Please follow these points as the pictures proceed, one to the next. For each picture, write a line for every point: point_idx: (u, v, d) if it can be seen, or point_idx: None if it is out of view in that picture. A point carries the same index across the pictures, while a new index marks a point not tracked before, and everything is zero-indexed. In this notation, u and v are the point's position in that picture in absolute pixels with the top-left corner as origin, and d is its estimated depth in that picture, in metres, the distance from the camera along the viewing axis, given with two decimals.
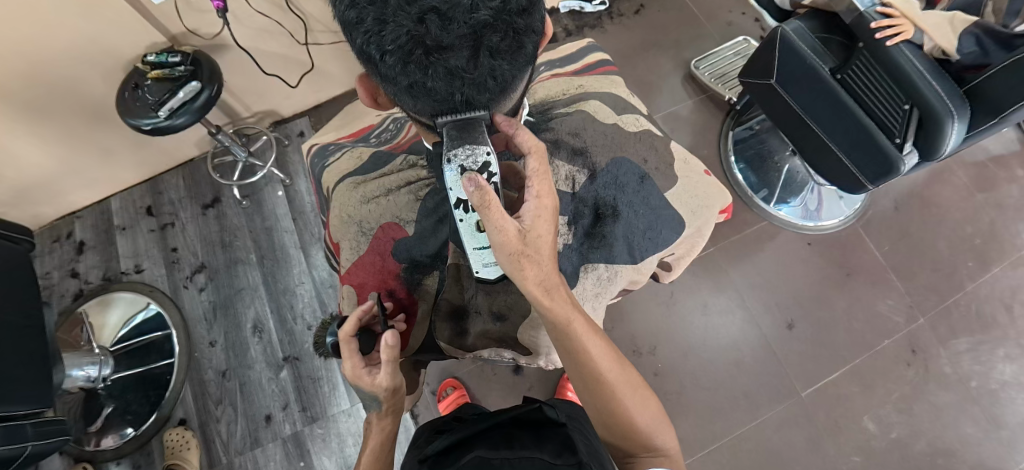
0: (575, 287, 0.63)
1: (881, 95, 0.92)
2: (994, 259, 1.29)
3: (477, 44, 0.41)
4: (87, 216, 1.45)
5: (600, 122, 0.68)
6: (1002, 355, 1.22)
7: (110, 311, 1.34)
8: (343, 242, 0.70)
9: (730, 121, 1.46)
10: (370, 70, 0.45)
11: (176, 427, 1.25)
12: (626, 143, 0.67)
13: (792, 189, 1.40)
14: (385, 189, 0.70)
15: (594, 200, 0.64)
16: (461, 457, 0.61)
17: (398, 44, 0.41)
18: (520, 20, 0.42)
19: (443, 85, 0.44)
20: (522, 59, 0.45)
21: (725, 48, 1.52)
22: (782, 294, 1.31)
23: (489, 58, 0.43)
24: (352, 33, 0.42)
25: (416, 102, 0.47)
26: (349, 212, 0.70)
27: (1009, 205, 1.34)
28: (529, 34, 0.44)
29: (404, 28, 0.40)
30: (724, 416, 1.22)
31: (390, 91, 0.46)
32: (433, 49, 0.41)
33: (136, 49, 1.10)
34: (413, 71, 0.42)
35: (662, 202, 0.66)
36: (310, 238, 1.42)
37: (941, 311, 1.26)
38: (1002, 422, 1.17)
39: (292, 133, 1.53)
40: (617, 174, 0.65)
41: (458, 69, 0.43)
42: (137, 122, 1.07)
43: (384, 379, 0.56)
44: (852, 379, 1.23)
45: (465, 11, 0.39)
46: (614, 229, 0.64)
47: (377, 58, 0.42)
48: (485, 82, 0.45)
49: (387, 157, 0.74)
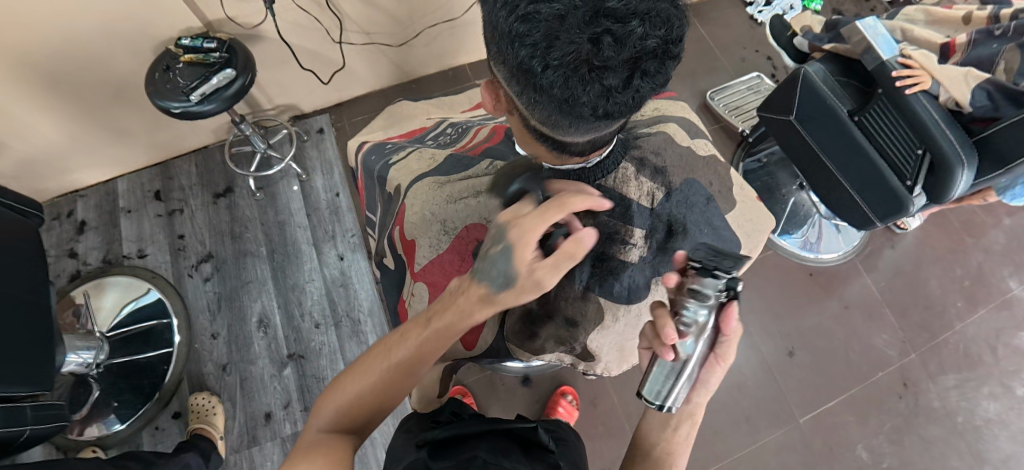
0: (644, 299, 0.70)
1: (895, 140, 0.97)
2: (982, 300, 1.37)
3: (636, 67, 0.45)
4: (91, 195, 1.41)
5: (678, 144, 0.73)
6: (986, 392, 1.28)
7: (107, 295, 1.29)
8: (419, 239, 0.72)
9: (742, 152, 1.52)
10: (520, 81, 0.49)
11: (201, 392, 1.23)
12: (697, 166, 0.73)
13: (796, 222, 1.46)
14: (472, 190, 0.72)
15: (667, 216, 0.68)
16: (461, 454, 0.58)
17: (565, 60, 0.44)
18: (674, 48, 0.47)
19: (592, 100, 0.47)
20: (661, 81, 0.50)
21: (740, 82, 1.59)
22: (784, 322, 1.36)
23: (639, 80, 0.47)
24: (515, 45, 0.45)
25: (556, 114, 0.50)
26: (433, 210, 0.72)
27: (994, 250, 1.42)
28: (672, 62, 0.48)
29: (574, 46, 0.43)
30: (726, 437, 1.25)
31: (535, 100, 0.50)
32: (597, 68, 0.45)
33: (171, 32, 1.09)
34: (570, 85, 0.46)
35: (724, 223, 0.72)
36: (324, 235, 1.40)
37: (932, 347, 1.33)
38: (986, 457, 1.23)
39: (312, 130, 1.52)
40: (688, 193, 0.70)
41: (613, 88, 0.46)
42: (166, 105, 1.05)
43: (540, 271, 0.52)
44: (848, 408, 1.27)
45: (636, 38, 0.43)
46: (683, 247, 0.68)
47: (538, 70, 0.46)
48: (626, 102, 0.49)
49: (468, 160, 0.78)
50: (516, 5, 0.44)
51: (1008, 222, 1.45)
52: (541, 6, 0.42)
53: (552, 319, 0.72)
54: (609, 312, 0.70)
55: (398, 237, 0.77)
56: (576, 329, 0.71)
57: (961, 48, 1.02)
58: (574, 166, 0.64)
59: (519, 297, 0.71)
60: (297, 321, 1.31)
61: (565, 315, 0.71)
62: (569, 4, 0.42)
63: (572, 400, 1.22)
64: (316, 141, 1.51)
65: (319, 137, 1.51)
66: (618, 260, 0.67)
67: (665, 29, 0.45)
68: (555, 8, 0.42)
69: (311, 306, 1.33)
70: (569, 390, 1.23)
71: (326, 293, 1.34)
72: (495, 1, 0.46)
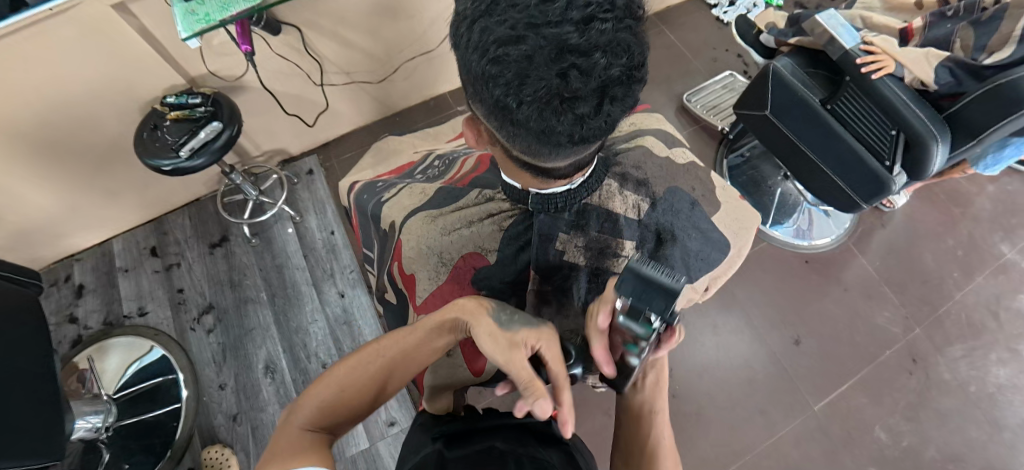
0: None
1: (869, 123, 1.00)
2: (977, 268, 1.38)
3: (604, 95, 0.48)
4: (87, 258, 1.41)
5: (657, 156, 0.79)
6: (994, 359, 1.29)
7: (111, 357, 1.29)
8: (418, 272, 0.76)
9: (724, 149, 1.56)
10: (497, 117, 0.52)
11: (214, 445, 1.22)
12: (676, 175, 0.78)
13: (785, 211, 1.48)
14: (464, 221, 0.75)
15: (655, 226, 0.73)
16: (481, 439, 0.54)
17: (537, 95, 0.47)
18: (638, 73, 0.49)
19: (567, 128, 0.50)
20: (630, 104, 0.52)
21: (714, 82, 1.63)
22: (786, 311, 1.37)
23: (609, 105, 0.49)
24: (489, 85, 0.48)
25: (534, 144, 0.53)
26: (428, 243, 0.76)
27: (982, 218, 1.44)
28: (639, 84, 0.51)
29: (544, 82, 0.46)
30: (744, 433, 1.24)
31: (513, 133, 0.52)
32: (567, 100, 0.47)
33: (155, 91, 1.12)
34: (545, 117, 0.48)
35: (709, 224, 0.77)
36: (322, 274, 1.41)
37: (935, 320, 1.33)
38: (1003, 424, 1.23)
39: (301, 172, 1.54)
40: (672, 201, 0.75)
41: (585, 115, 0.49)
42: (157, 163, 1.06)
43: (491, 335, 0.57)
44: (860, 391, 1.28)
45: (601, 69, 0.46)
46: (673, 253, 0.73)
47: (513, 107, 0.48)
48: (599, 126, 0.51)
49: (459, 191, 0.80)
50: (486, 49, 0.46)
51: (991, 188, 1.48)
52: (510, 49, 0.45)
53: None
54: None
55: (398, 273, 0.80)
56: None
57: (919, 31, 1.07)
58: (561, 190, 0.67)
59: None
60: (303, 363, 1.31)
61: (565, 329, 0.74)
62: (534, 45, 0.44)
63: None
64: (307, 182, 1.53)
65: (309, 179, 1.53)
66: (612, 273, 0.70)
67: (627, 56, 0.47)
68: (523, 50, 0.45)
69: (316, 347, 1.33)
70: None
71: (330, 332, 1.34)
72: (466, 46, 0.49)
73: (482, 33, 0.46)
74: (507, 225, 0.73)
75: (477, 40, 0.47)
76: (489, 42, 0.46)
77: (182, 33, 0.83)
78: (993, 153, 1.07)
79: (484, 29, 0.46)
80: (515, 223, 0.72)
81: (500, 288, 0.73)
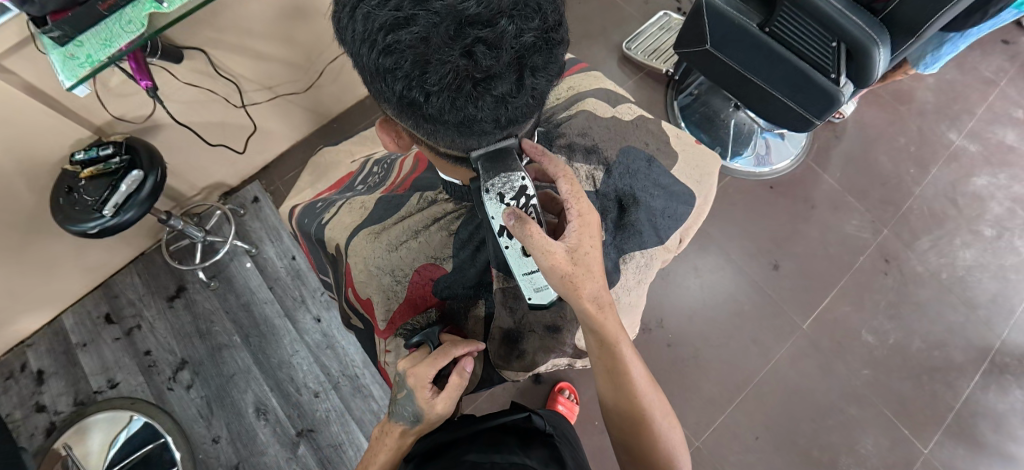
0: (620, 279, 0.72)
1: (808, 39, 0.96)
2: (930, 161, 1.42)
3: (522, 66, 0.44)
4: (39, 342, 1.30)
5: (601, 118, 0.76)
6: (959, 243, 1.34)
7: (91, 437, 1.21)
8: (374, 296, 0.70)
9: (672, 91, 1.54)
10: (409, 114, 0.47)
11: None
12: (627, 134, 0.76)
13: (742, 141, 1.48)
14: (411, 232, 0.71)
15: (615, 193, 0.72)
16: (447, 459, 0.54)
17: (444, 83, 0.42)
18: (555, 34, 0.45)
19: (489, 113, 0.46)
20: (556, 71, 0.48)
21: (650, 25, 1.59)
22: (762, 239, 1.38)
23: (531, 77, 0.45)
24: (388, 80, 0.44)
25: (458, 136, 0.49)
26: (376, 263, 0.70)
27: (927, 110, 1.47)
28: (559, 47, 0.47)
29: (448, 65, 0.41)
30: (742, 365, 1.27)
31: (432, 129, 0.49)
32: (481, 80, 0.43)
33: (60, 150, 1.01)
34: (460, 106, 0.44)
35: (671, 179, 0.75)
36: (293, 303, 1.35)
37: (900, 218, 1.37)
38: (976, 302, 1.29)
39: (246, 201, 1.46)
40: (628, 163, 0.73)
41: (505, 94, 0.45)
42: (81, 227, 0.97)
43: (440, 406, 0.57)
44: (843, 300, 1.31)
45: (512, 38, 0.41)
46: (638, 216, 0.72)
47: (422, 100, 0.44)
48: (525, 103, 0.47)
49: (400, 198, 0.76)
50: (374, 39, 0.41)
51: (931, 79, 1.50)
52: (400, 34, 0.40)
53: (534, 331, 0.72)
54: None
55: (356, 299, 0.75)
56: (561, 334, 0.72)
57: None
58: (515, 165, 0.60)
59: (495, 319, 0.71)
60: (295, 397, 1.27)
61: (544, 322, 0.71)
62: (428, 24, 0.40)
63: (570, 394, 1.21)
64: (254, 212, 1.44)
65: (255, 207, 1.45)
66: None
67: (539, 18, 0.42)
68: (414, 32, 0.40)
69: (304, 378, 1.28)
70: (566, 385, 1.22)
71: (316, 360, 1.30)
72: (353, 39, 0.44)
73: (366, 20, 0.41)
74: (456, 227, 0.70)
75: (362, 31, 0.42)
76: (376, 31, 0.41)
77: (65, 81, 0.73)
78: (932, 52, 1.09)
79: (367, 17, 0.41)
80: (464, 224, 0.70)
81: (463, 293, 0.70)
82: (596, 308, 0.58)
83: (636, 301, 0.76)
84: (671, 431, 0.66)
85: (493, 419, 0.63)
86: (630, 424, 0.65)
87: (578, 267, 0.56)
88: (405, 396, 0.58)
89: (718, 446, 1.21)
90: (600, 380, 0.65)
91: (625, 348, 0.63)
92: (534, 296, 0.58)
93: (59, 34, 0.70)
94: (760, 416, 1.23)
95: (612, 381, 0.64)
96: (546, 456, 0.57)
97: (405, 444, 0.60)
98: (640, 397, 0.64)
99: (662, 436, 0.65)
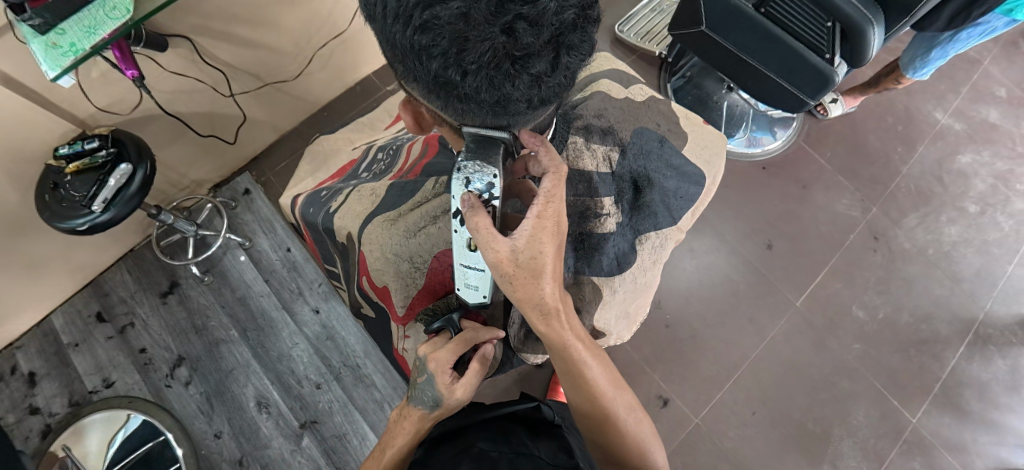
0: (636, 261, 0.74)
1: (802, 19, 0.98)
2: (917, 139, 1.45)
3: (558, 44, 0.43)
4: (29, 342, 1.27)
5: (615, 99, 0.77)
6: (945, 220, 1.37)
7: (89, 437, 1.19)
8: (391, 283, 0.71)
9: (666, 74, 1.54)
10: (441, 92, 0.47)
11: None
12: (639, 115, 0.77)
13: (734, 123, 1.50)
14: (429, 217, 0.70)
15: (630, 174, 0.73)
16: (457, 447, 0.55)
17: (482, 61, 0.42)
18: (590, 10, 0.44)
19: (524, 93, 0.46)
20: (589, 49, 0.47)
21: (642, 7, 1.58)
22: (756, 220, 1.40)
23: (566, 55, 0.45)
24: (423, 59, 0.43)
25: (487, 116, 0.49)
26: (394, 250, 0.70)
27: (915, 89, 1.50)
28: (594, 24, 0.46)
29: (488, 43, 0.41)
30: (738, 344, 1.29)
31: (464, 109, 0.49)
32: (519, 58, 0.43)
33: (43, 144, 0.97)
34: (497, 84, 0.44)
35: (683, 160, 0.76)
36: (291, 295, 1.34)
37: (888, 196, 1.40)
38: (961, 276, 1.34)
39: (238, 193, 1.43)
40: (642, 143, 0.75)
41: (541, 73, 0.44)
42: (69, 224, 0.94)
43: (460, 390, 0.57)
44: (835, 278, 1.34)
45: (552, 15, 0.41)
46: (652, 197, 0.74)
47: (458, 79, 0.44)
48: (558, 83, 0.47)
49: (412, 185, 0.76)
50: (410, 15, 0.41)
51: None
52: (439, 9, 0.39)
53: None
54: (606, 286, 0.72)
55: (370, 287, 0.75)
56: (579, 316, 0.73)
57: None
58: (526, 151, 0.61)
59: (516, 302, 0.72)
60: (296, 389, 1.26)
61: None
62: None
63: None
64: (246, 203, 1.42)
65: (248, 199, 1.42)
66: (597, 234, 0.70)
67: None
68: (453, 8, 0.39)
69: (304, 370, 1.27)
70: None
71: (314, 352, 1.29)
72: (385, 15, 0.43)
73: None
74: None
75: (396, 7, 0.41)
76: (412, 7, 0.40)
77: (49, 72, 0.70)
78: (921, 59, 1.13)
79: None
80: None
81: None
82: (539, 315, 0.56)
83: (648, 282, 0.77)
84: (639, 425, 0.65)
85: (501, 409, 0.64)
86: (590, 420, 0.64)
87: (518, 269, 0.53)
88: (424, 379, 0.57)
89: (717, 423, 1.24)
90: (563, 380, 0.64)
91: (580, 352, 0.60)
92: (464, 288, 0.60)
93: (39, 21, 0.67)
94: (756, 393, 1.26)
95: (571, 383, 0.62)
96: (558, 446, 0.57)
97: (424, 428, 0.59)
98: (602, 397, 0.62)
99: (629, 432, 0.64)
